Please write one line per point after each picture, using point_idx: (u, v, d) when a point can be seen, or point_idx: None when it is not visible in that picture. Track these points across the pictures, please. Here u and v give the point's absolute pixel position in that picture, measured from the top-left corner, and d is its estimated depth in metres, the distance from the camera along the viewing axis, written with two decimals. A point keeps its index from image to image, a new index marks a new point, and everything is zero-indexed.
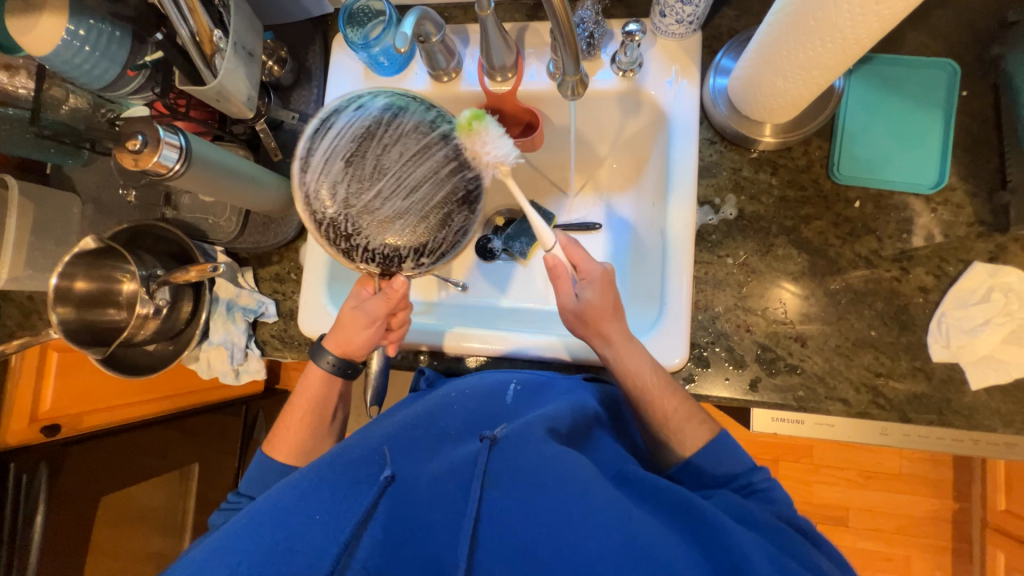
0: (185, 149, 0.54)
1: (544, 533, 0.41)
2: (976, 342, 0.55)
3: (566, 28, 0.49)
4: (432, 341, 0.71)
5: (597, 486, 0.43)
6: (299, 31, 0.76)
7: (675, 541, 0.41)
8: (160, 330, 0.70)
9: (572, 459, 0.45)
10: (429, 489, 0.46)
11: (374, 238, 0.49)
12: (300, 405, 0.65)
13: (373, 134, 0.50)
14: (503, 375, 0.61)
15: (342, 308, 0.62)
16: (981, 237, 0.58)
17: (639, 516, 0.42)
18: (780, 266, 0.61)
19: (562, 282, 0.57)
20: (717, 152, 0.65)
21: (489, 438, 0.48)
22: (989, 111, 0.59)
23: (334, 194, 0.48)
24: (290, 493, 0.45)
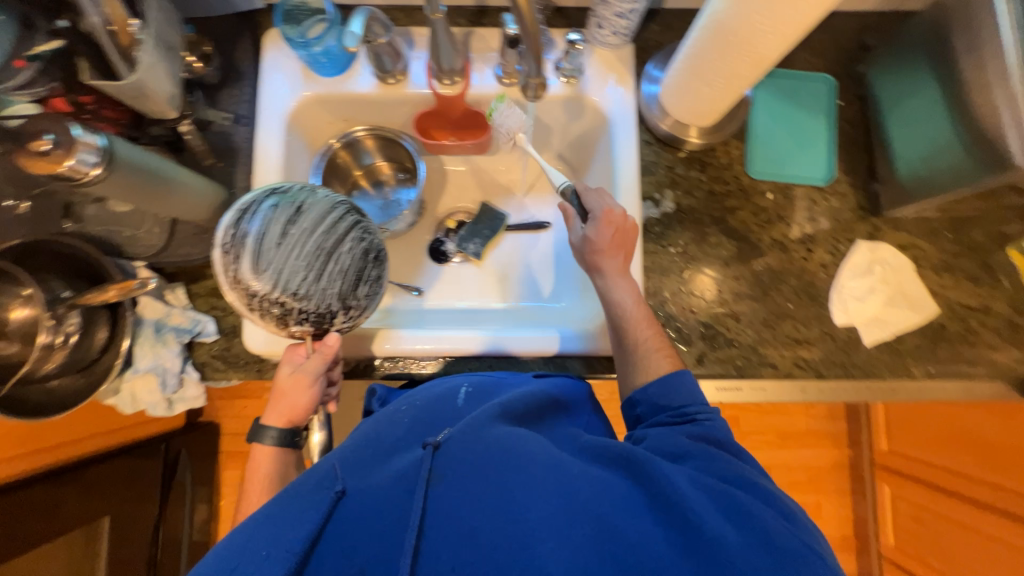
0: (106, 150, 0.47)
1: (491, 509, 0.42)
2: (864, 305, 0.67)
3: (532, 29, 0.51)
4: (397, 345, 0.70)
5: (538, 455, 0.45)
6: (225, 27, 0.71)
7: (613, 485, 0.44)
8: (68, 362, 0.60)
9: (509, 437, 0.47)
10: (377, 498, 0.44)
11: (303, 307, 0.49)
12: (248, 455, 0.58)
13: (284, 211, 0.48)
14: (453, 382, 0.61)
15: (278, 376, 0.58)
16: (862, 220, 0.70)
17: (580, 479, 0.44)
18: (713, 252, 0.69)
19: (570, 220, 0.65)
20: (654, 152, 0.72)
21: (432, 443, 0.48)
22: (859, 117, 0.72)
23: (256, 275, 0.47)
24: (234, 538, 0.42)
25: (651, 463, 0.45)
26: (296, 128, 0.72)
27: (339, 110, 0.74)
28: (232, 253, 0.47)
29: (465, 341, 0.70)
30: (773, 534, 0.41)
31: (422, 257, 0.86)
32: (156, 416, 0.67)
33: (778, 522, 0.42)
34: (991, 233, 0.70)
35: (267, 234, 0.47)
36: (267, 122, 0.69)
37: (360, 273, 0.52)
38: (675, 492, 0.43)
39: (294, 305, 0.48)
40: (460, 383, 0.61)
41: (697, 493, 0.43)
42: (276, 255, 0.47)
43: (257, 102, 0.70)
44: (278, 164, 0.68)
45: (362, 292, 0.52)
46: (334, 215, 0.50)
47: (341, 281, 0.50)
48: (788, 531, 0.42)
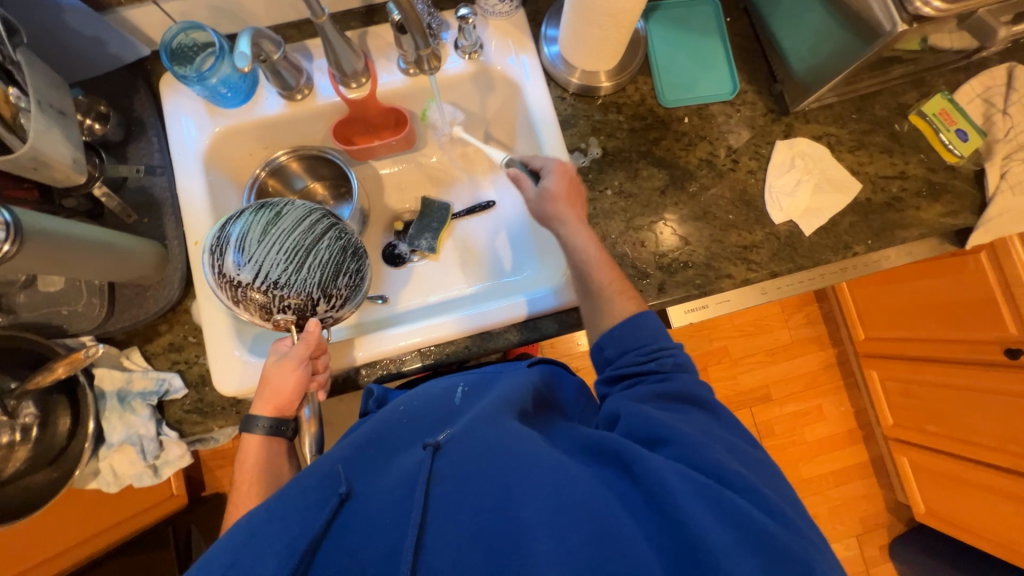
0: (13, 223, 0.46)
1: (488, 514, 0.41)
2: (796, 198, 0.71)
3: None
4: (373, 350, 0.70)
5: (537, 458, 0.44)
6: (117, 82, 0.69)
7: (604, 486, 0.43)
8: (34, 454, 0.59)
9: (511, 438, 0.46)
10: (379, 499, 0.44)
11: (286, 297, 0.54)
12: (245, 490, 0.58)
13: (260, 217, 0.54)
14: (449, 382, 0.62)
15: (265, 363, 0.60)
16: (775, 122, 0.74)
17: (579, 474, 0.43)
18: (648, 184, 0.72)
19: (525, 183, 0.65)
20: (569, 105, 0.74)
21: (432, 445, 0.47)
22: (748, 28, 0.76)
23: (240, 269, 0.52)
24: (240, 535, 0.41)
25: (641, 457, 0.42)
26: (215, 166, 0.71)
27: (254, 139, 0.73)
28: (219, 252, 0.53)
29: (428, 331, 0.71)
30: (766, 534, 0.38)
31: (379, 264, 0.86)
32: (145, 487, 0.65)
33: (770, 526, 0.39)
34: (890, 106, 0.75)
35: (249, 233, 0.52)
36: (184, 167, 0.68)
37: (340, 264, 0.56)
38: (665, 491, 0.40)
39: (276, 294, 0.53)
40: (457, 383, 0.62)
41: (686, 491, 0.40)
42: (257, 251, 0.52)
43: (167, 148, 0.68)
44: (205, 205, 0.67)
45: (342, 282, 0.57)
46: (311, 219, 0.56)
47: (322, 271, 0.55)
48: (780, 534, 0.39)
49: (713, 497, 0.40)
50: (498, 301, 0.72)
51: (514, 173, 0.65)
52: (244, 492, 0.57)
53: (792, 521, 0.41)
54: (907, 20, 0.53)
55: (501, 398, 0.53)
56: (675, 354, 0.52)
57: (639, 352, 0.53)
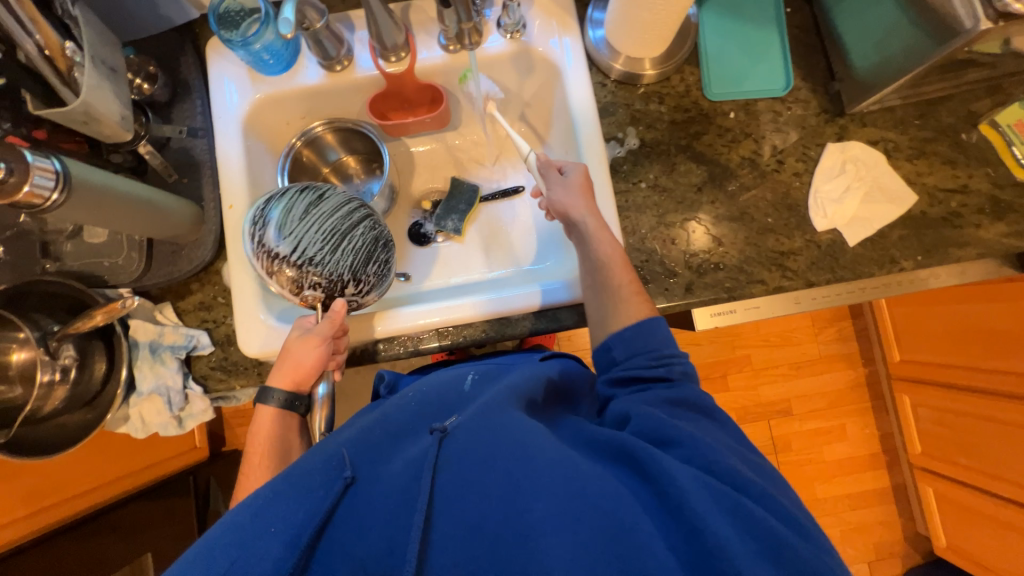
0: (62, 173, 0.47)
1: (494, 504, 0.41)
2: (844, 206, 0.67)
3: None
4: (396, 326, 0.71)
5: (542, 451, 0.44)
6: (165, 43, 0.70)
7: (617, 483, 0.42)
8: (71, 396, 0.62)
9: (516, 430, 0.45)
10: (388, 484, 0.45)
11: (319, 275, 0.56)
12: (255, 451, 0.59)
13: (304, 197, 0.56)
14: (460, 369, 0.63)
15: (286, 338, 0.62)
16: (828, 123, 0.69)
17: (587, 470, 0.42)
18: (684, 180, 0.69)
19: (550, 173, 0.65)
20: (610, 92, 0.71)
21: (440, 430, 0.48)
22: (809, 21, 0.71)
23: (280, 242, 0.54)
24: (244, 512, 0.43)
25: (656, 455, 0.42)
26: (253, 132, 0.72)
27: (292, 108, 0.74)
28: (260, 225, 0.54)
29: (442, 313, 0.71)
30: (786, 542, 0.38)
31: (404, 242, 0.86)
32: (168, 436, 0.68)
33: (785, 531, 0.39)
34: (959, 113, 0.69)
35: (292, 210, 0.54)
36: (224, 131, 0.69)
37: (372, 253, 0.59)
38: (683, 492, 0.39)
39: (310, 271, 0.55)
40: (467, 370, 0.63)
41: (703, 492, 0.40)
42: (298, 227, 0.54)
43: (210, 112, 0.70)
44: (242, 170, 0.69)
45: (372, 270, 0.59)
46: (351, 206, 0.58)
47: (355, 257, 0.57)
48: (802, 544, 0.39)
49: (734, 507, 0.39)
50: (520, 287, 0.71)
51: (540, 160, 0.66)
52: (257, 455, 0.59)
53: (813, 535, 0.41)
54: (992, 16, 0.49)
55: (509, 386, 0.53)
56: (657, 346, 0.54)
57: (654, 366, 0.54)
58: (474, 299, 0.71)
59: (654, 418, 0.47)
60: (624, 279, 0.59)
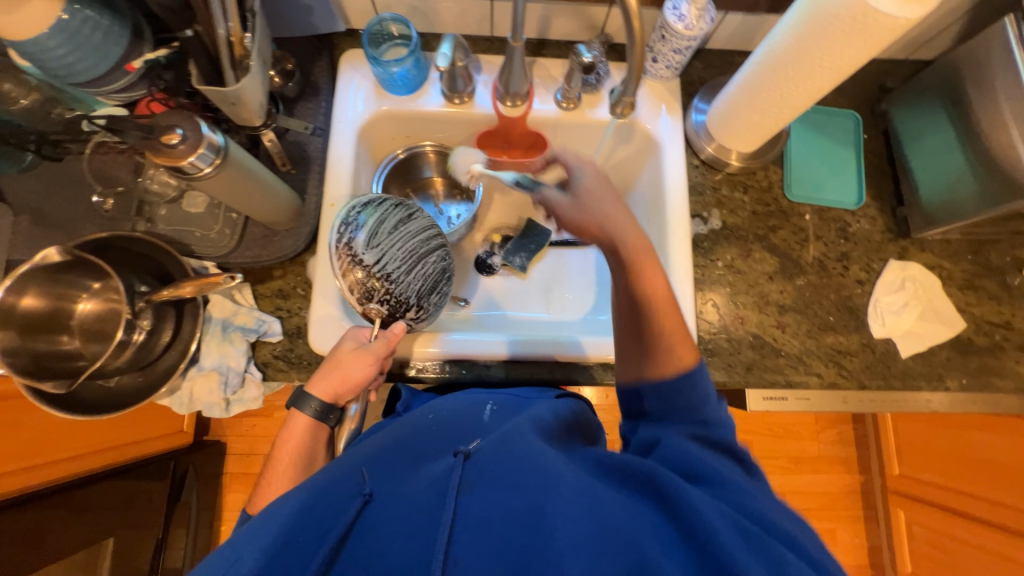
0: (224, 148, 0.50)
1: (516, 524, 0.37)
2: (901, 319, 0.71)
3: (637, 47, 0.51)
4: (478, 352, 0.72)
5: (568, 479, 0.41)
6: (304, 46, 0.75)
7: (644, 517, 0.38)
8: (133, 359, 0.60)
9: (541, 457, 0.43)
10: (406, 503, 0.41)
11: (389, 292, 0.58)
12: (282, 457, 0.58)
13: (393, 214, 0.60)
14: (480, 399, 0.62)
15: (340, 347, 0.61)
16: (891, 241, 0.75)
17: (612, 502, 0.40)
18: (758, 267, 0.73)
19: (553, 198, 0.62)
20: (700, 174, 0.77)
21: (463, 451, 0.45)
22: (882, 149, 0.79)
23: (365, 252, 0.57)
24: (263, 523, 0.40)
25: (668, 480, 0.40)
26: (364, 140, 0.76)
27: (404, 126, 0.78)
28: (349, 228, 0.57)
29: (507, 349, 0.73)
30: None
31: (468, 269, 0.89)
32: (213, 418, 0.66)
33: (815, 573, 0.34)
34: (1007, 256, 0.76)
35: (384, 224, 0.59)
36: (341, 134, 0.73)
37: (436, 282, 0.63)
38: (704, 523, 0.36)
39: (383, 283, 0.58)
40: (485, 400, 0.61)
41: (718, 515, 0.37)
42: (385, 240, 0.58)
43: (331, 114, 0.74)
44: (349, 173, 0.72)
45: (432, 298, 0.63)
46: (430, 233, 0.63)
47: (422, 282, 0.61)
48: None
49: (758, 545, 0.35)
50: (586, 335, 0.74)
51: (542, 200, 0.64)
52: (283, 463, 0.58)
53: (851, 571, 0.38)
54: None
55: (537, 418, 0.52)
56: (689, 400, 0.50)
57: (661, 393, 0.51)
58: (537, 338, 0.74)
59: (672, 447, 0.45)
60: (672, 328, 0.54)
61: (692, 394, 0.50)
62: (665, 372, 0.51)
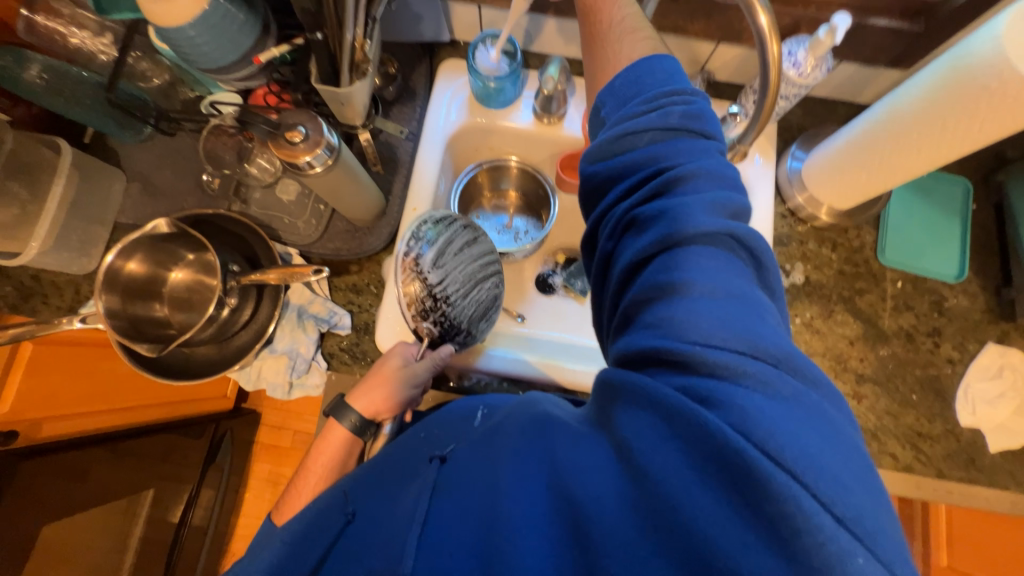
0: (336, 149, 0.51)
1: (471, 516, 0.36)
2: (994, 410, 0.66)
3: (768, 99, 0.47)
4: (529, 374, 0.73)
5: (520, 454, 0.37)
6: (407, 52, 0.77)
7: (601, 469, 0.33)
8: (215, 333, 0.63)
9: (500, 441, 0.40)
10: (386, 517, 0.42)
11: (445, 313, 0.58)
12: (315, 470, 0.60)
13: (456, 232, 0.60)
14: (473, 403, 0.54)
15: (383, 363, 0.61)
16: (991, 323, 0.70)
17: (564, 463, 0.35)
18: (839, 330, 0.70)
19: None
20: (788, 224, 0.74)
21: (438, 458, 0.44)
22: (992, 223, 0.73)
23: (428, 271, 0.56)
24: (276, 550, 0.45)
25: (621, 395, 0.33)
26: (450, 148, 0.77)
27: (490, 138, 0.79)
28: (416, 243, 0.57)
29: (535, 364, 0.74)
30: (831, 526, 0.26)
31: (529, 286, 0.88)
32: (274, 398, 0.68)
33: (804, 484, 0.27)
34: None
35: (451, 245, 0.58)
36: (430, 141, 0.74)
37: (487, 309, 0.63)
38: (649, 464, 0.31)
39: (441, 304, 0.57)
40: (477, 404, 0.54)
41: (657, 427, 0.31)
42: (449, 261, 0.58)
43: (424, 121, 0.75)
44: (433, 179, 0.73)
45: (481, 325, 0.63)
46: (491, 259, 0.63)
47: (476, 307, 0.61)
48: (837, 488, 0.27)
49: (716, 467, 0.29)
50: None
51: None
52: (316, 475, 0.59)
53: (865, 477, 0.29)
54: None
55: (525, 397, 0.47)
56: (651, 83, 0.41)
57: (628, 103, 0.42)
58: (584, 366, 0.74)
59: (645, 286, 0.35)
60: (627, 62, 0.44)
61: (660, 73, 0.41)
62: (630, 60, 0.44)
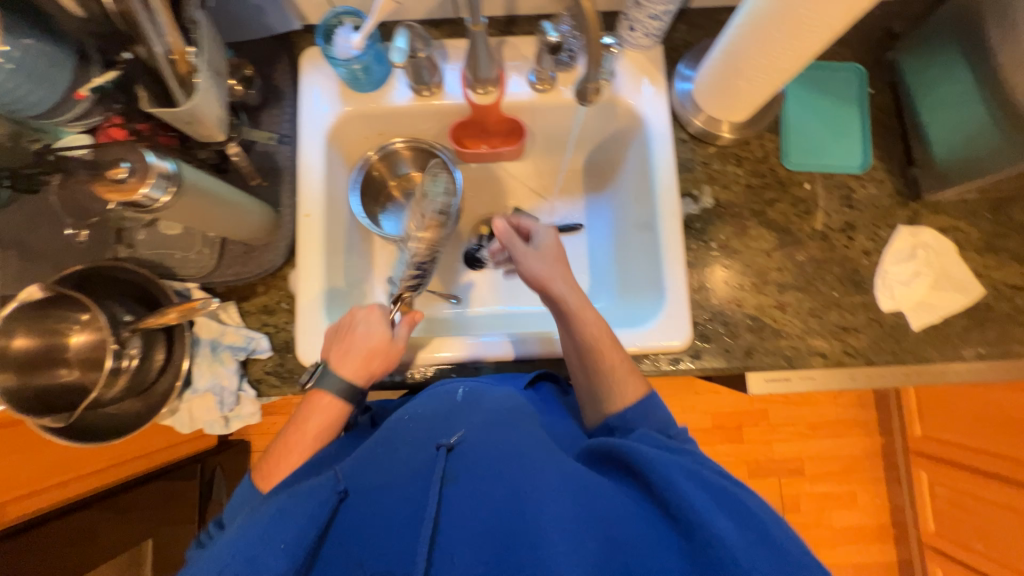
0: (176, 175, 0.48)
1: (496, 512, 0.46)
2: (911, 290, 0.67)
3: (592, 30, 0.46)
4: (492, 352, 0.71)
5: (543, 464, 0.49)
6: (262, 49, 0.72)
7: (619, 492, 0.48)
8: (130, 385, 0.61)
9: (518, 448, 0.51)
10: (395, 491, 0.49)
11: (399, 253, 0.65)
12: (295, 446, 0.58)
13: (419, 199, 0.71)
14: (449, 386, 0.61)
15: (358, 336, 0.62)
16: (901, 205, 0.70)
17: (593, 488, 0.47)
18: (755, 245, 0.69)
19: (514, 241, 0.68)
20: (689, 149, 0.72)
21: (445, 446, 0.51)
22: (891, 103, 0.72)
23: None
24: (252, 532, 0.46)
25: (614, 451, 0.50)
26: (334, 144, 0.73)
27: (375, 124, 0.75)
28: None
29: (516, 346, 0.71)
30: (772, 538, 0.43)
31: (457, 265, 0.86)
32: (214, 435, 0.67)
33: (761, 519, 0.44)
34: None
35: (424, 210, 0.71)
36: (309, 141, 0.70)
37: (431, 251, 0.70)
38: (676, 493, 0.45)
39: None
40: (456, 385, 0.61)
41: (694, 488, 0.45)
42: None
43: (297, 120, 0.71)
44: (321, 180, 0.70)
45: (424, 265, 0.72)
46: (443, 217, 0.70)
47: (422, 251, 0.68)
48: (773, 530, 0.44)
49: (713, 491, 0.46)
50: None
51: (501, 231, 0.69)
52: (295, 453, 0.58)
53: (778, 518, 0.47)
54: None
55: (518, 404, 0.59)
56: (659, 418, 0.58)
57: (626, 419, 0.57)
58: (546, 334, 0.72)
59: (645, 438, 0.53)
60: (615, 361, 0.61)
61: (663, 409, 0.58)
62: (597, 328, 0.62)
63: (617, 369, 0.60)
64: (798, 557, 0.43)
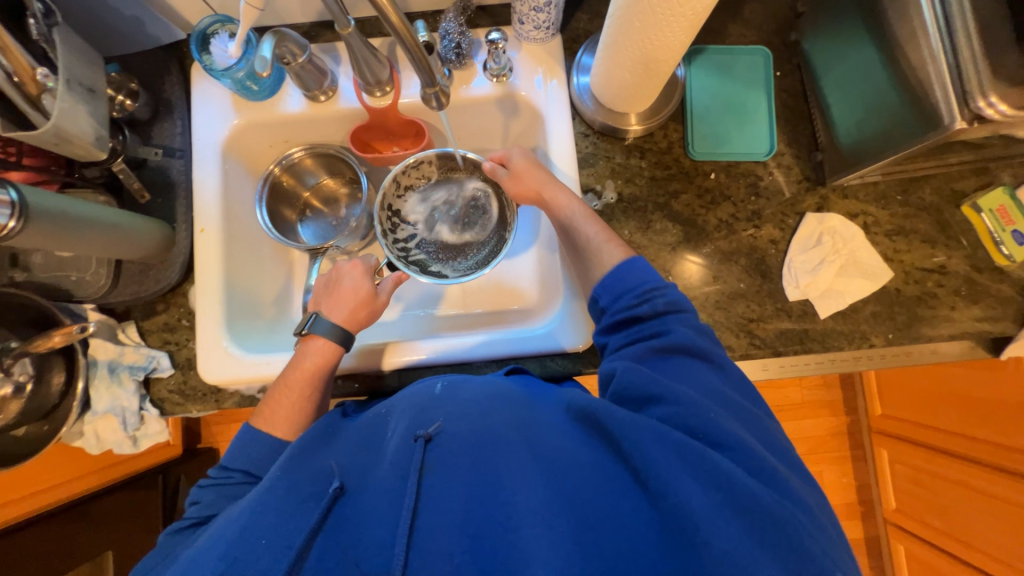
0: (18, 203, 0.47)
1: (477, 501, 0.42)
2: (818, 278, 0.66)
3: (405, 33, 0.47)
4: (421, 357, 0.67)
5: (524, 446, 0.45)
6: (152, 61, 0.71)
7: (598, 462, 0.43)
8: (26, 409, 0.62)
9: (502, 431, 0.46)
10: (376, 488, 0.45)
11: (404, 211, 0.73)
12: (295, 383, 0.60)
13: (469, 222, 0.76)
14: (426, 381, 0.55)
15: (342, 283, 0.65)
16: (809, 191, 0.69)
17: (574, 467, 0.43)
18: (659, 239, 0.68)
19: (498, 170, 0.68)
20: (591, 143, 0.70)
21: (424, 436, 0.47)
22: (797, 86, 0.71)
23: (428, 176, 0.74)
24: (233, 528, 0.44)
25: (601, 417, 0.44)
26: (232, 155, 0.72)
27: (275, 133, 0.73)
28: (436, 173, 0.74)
29: (449, 348, 0.67)
30: (764, 506, 0.38)
31: None
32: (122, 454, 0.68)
33: (761, 491, 0.39)
34: (942, 191, 0.68)
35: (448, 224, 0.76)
36: (202, 154, 0.69)
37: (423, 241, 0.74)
38: (652, 461, 0.40)
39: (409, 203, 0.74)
40: (434, 379, 0.55)
41: (661, 450, 0.41)
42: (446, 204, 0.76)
43: (189, 133, 0.70)
44: (216, 193, 0.69)
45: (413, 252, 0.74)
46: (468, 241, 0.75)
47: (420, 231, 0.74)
48: (767, 498, 0.39)
49: (706, 458, 0.40)
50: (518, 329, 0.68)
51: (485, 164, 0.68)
52: (299, 388, 0.59)
53: (798, 496, 0.41)
54: (967, 117, 0.48)
55: (504, 384, 0.52)
56: (633, 280, 0.53)
57: (609, 285, 0.54)
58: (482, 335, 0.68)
59: (628, 374, 0.48)
60: (594, 231, 0.60)
61: (638, 269, 0.54)
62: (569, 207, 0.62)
63: (594, 240, 0.59)
64: (789, 519, 0.38)
